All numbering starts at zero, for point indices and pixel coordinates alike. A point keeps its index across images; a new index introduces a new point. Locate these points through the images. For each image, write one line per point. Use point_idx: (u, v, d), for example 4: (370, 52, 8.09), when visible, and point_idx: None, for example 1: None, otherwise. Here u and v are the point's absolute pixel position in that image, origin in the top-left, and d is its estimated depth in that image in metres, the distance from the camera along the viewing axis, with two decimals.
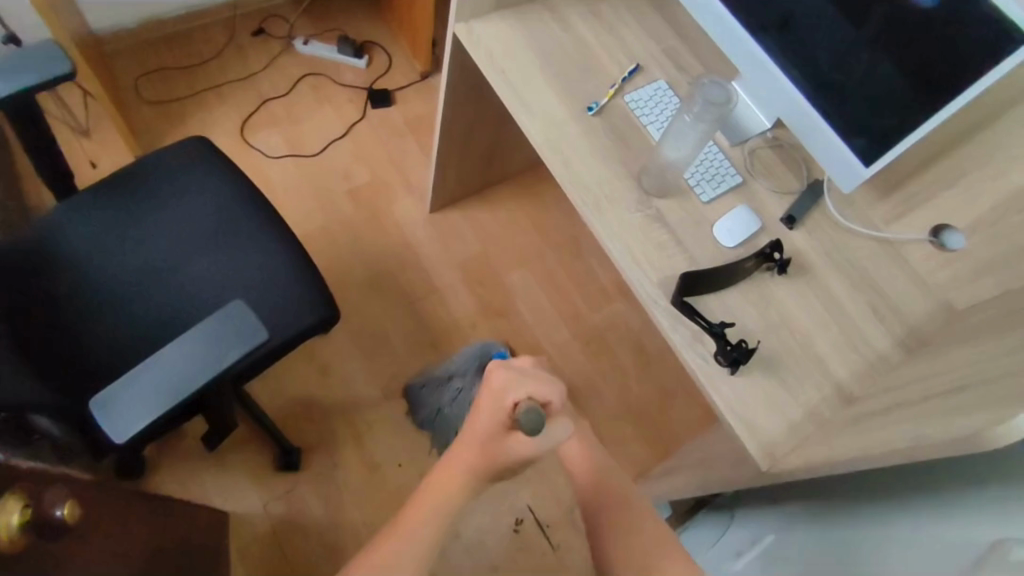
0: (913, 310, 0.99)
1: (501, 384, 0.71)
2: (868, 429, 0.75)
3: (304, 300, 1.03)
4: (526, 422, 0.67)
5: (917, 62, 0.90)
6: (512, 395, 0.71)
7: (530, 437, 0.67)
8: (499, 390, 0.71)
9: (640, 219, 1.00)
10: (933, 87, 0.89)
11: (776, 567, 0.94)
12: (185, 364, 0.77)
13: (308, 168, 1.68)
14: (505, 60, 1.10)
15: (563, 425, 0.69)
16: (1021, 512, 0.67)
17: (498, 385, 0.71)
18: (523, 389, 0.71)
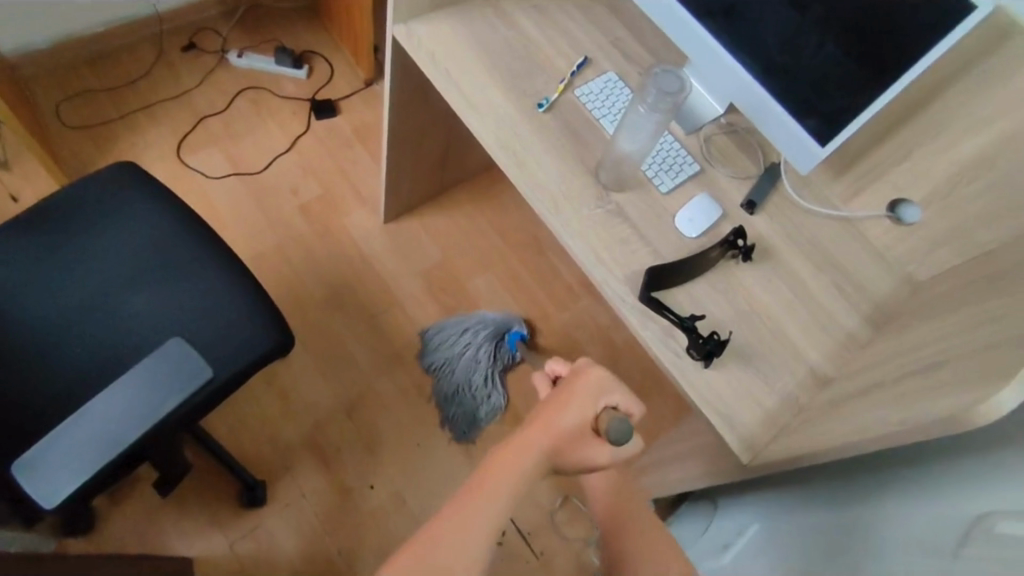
0: (877, 287, 0.99)
1: (600, 383, 0.68)
2: (845, 413, 0.74)
3: (255, 327, 0.97)
4: (618, 431, 0.64)
5: (864, 41, 0.90)
6: (603, 401, 0.68)
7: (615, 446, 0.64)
8: (594, 391, 0.67)
9: (600, 216, 0.97)
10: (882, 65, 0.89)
11: (763, 557, 0.93)
12: (124, 411, 0.71)
13: (253, 186, 1.60)
14: (449, 61, 1.06)
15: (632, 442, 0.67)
16: (999, 484, 0.67)
17: (594, 384, 0.68)
18: (617, 395, 0.68)
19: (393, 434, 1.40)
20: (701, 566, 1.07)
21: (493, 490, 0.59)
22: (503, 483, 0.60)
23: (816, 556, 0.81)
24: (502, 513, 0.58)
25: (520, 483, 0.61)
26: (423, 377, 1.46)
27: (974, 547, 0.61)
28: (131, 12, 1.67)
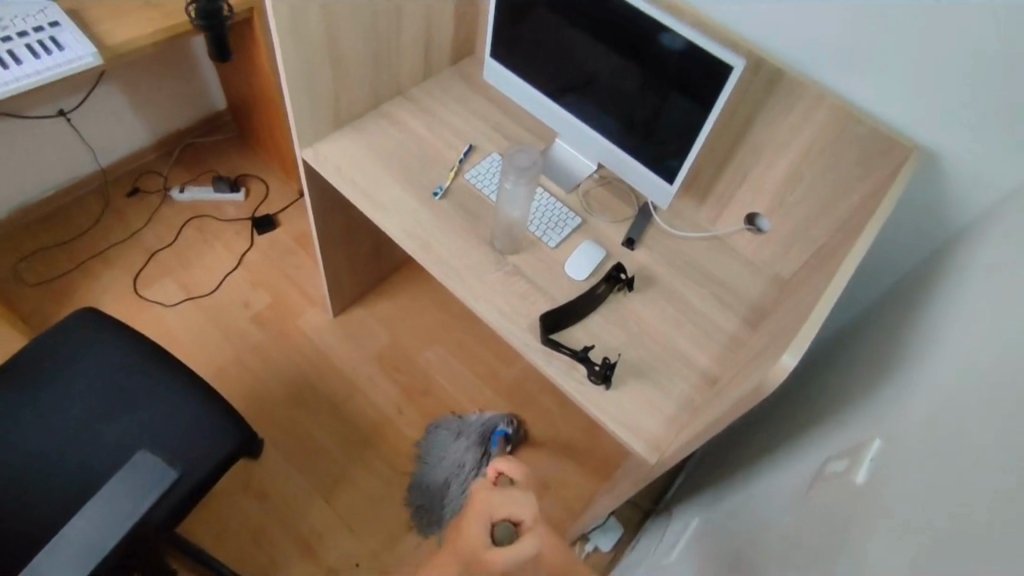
0: (747, 290, 1.15)
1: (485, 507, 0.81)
2: (719, 404, 0.89)
3: (218, 428, 1.10)
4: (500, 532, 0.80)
5: (685, 93, 1.03)
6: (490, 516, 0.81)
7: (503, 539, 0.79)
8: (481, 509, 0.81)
9: (500, 277, 1.12)
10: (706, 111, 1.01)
11: (696, 545, 1.05)
12: (100, 526, 0.82)
13: (208, 306, 1.73)
14: (353, 170, 1.22)
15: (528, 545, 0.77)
16: (838, 438, 0.82)
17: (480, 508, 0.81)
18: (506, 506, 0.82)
19: (369, 510, 1.49)
20: (653, 566, 1.19)
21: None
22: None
23: (729, 536, 0.93)
24: None
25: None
26: (390, 451, 1.57)
27: (815, 487, 0.75)
28: (76, 171, 1.84)
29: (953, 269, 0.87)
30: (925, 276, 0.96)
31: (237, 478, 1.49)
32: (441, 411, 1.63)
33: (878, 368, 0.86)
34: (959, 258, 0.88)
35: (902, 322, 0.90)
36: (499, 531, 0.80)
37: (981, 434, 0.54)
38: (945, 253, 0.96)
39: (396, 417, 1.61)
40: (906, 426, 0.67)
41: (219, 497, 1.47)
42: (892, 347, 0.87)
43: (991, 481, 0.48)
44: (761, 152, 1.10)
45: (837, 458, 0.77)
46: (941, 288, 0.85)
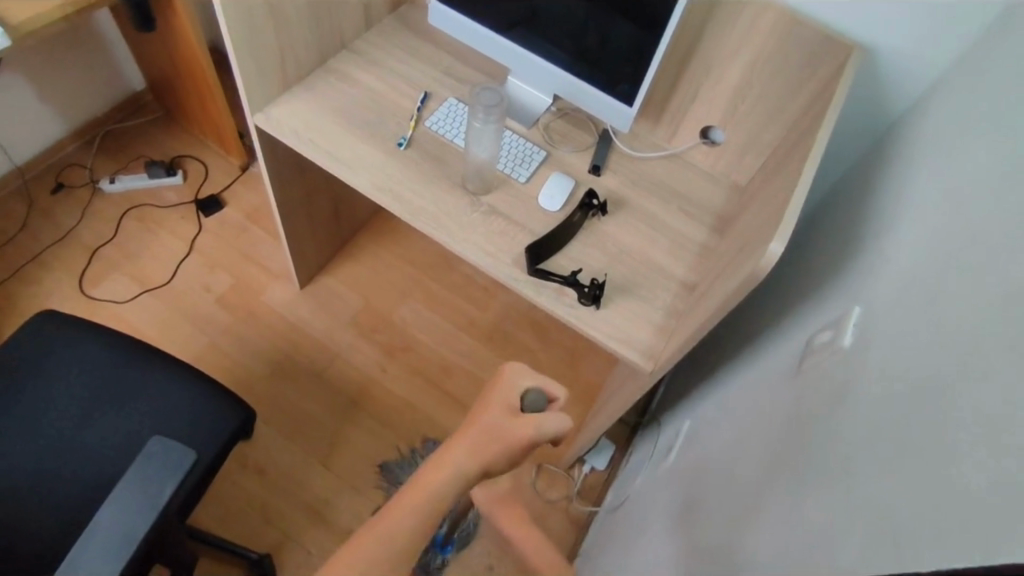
0: (710, 201, 1.21)
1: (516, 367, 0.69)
2: (705, 303, 0.96)
3: (219, 411, 1.08)
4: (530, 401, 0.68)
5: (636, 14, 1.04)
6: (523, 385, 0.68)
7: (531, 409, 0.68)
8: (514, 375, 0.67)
9: (477, 217, 1.14)
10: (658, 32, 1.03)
11: (694, 438, 1.14)
12: (127, 512, 0.82)
13: (166, 297, 1.67)
14: (310, 131, 1.19)
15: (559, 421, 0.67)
16: (817, 314, 0.90)
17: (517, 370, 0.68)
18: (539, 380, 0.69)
19: (371, 470, 1.51)
20: (655, 469, 1.27)
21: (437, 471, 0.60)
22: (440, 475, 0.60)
23: (725, 423, 1.02)
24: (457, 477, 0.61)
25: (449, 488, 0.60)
26: (382, 412, 1.58)
27: (805, 362, 0.84)
28: None
29: (898, 153, 0.96)
30: (872, 163, 1.05)
31: (232, 464, 1.47)
32: (426, 365, 1.65)
33: (842, 251, 0.95)
34: (902, 142, 0.97)
35: (858, 206, 0.98)
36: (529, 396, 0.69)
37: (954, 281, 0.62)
38: (887, 141, 1.05)
39: (382, 377, 1.62)
40: (881, 292, 0.75)
41: (217, 487, 1.44)
42: (852, 230, 0.95)
43: (974, 314, 0.56)
44: (711, 66, 1.14)
45: (821, 331, 0.85)
46: (890, 171, 0.94)
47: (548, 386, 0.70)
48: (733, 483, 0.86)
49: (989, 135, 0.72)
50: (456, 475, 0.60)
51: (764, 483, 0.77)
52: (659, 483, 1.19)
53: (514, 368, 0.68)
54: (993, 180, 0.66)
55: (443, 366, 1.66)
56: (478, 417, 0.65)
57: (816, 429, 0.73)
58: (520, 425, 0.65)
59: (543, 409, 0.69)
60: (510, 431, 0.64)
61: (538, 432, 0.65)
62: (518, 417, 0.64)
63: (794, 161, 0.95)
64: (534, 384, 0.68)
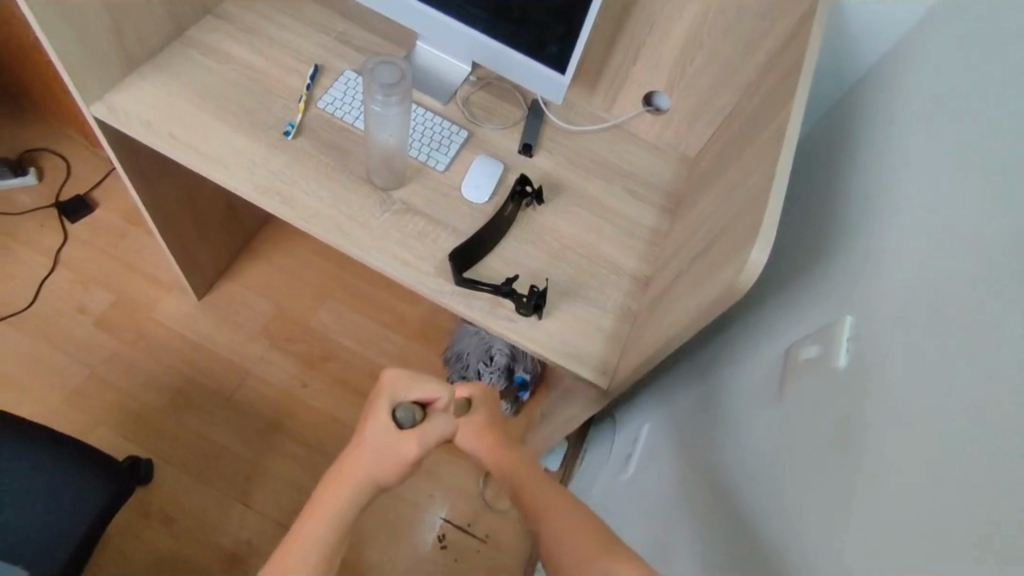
0: (657, 179, 1.07)
1: (392, 383, 0.69)
2: (663, 312, 0.82)
3: (88, 485, 0.92)
4: (404, 416, 0.68)
5: None
6: (399, 398, 0.69)
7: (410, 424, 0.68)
8: (390, 389, 0.69)
9: (390, 218, 0.94)
10: None
11: (656, 452, 1.01)
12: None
13: (30, 324, 1.40)
14: (169, 122, 0.94)
15: (440, 427, 0.69)
16: (794, 320, 0.78)
17: (388, 385, 0.69)
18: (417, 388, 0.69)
19: (297, 501, 1.33)
20: (614, 481, 1.15)
21: (317, 516, 0.59)
22: (324, 512, 0.59)
23: (693, 441, 0.89)
24: (339, 511, 0.60)
25: (333, 519, 0.59)
26: (306, 434, 1.39)
27: (787, 382, 0.71)
28: None
29: (872, 119, 0.82)
30: (839, 131, 0.91)
31: (129, 517, 1.27)
32: (353, 375, 1.47)
33: (816, 241, 0.82)
34: (875, 105, 0.83)
35: (830, 183, 0.85)
36: (405, 412, 0.68)
37: (978, 289, 0.49)
38: (852, 104, 0.92)
39: (304, 394, 1.43)
40: (873, 303, 0.63)
41: (110, 550, 1.24)
42: (827, 215, 0.82)
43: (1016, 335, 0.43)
44: (654, 21, 0.97)
45: (802, 344, 0.73)
46: (866, 141, 0.81)
47: (423, 395, 0.69)
48: (710, 526, 0.73)
49: (991, 94, 0.59)
50: (338, 505, 0.60)
51: (752, 537, 0.64)
52: (621, 498, 1.07)
53: (393, 382, 0.69)
54: (1005, 153, 0.53)
55: (373, 374, 1.47)
56: (358, 445, 0.65)
57: (812, 473, 0.60)
58: (396, 444, 0.66)
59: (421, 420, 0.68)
60: (393, 448, 0.65)
61: (418, 448, 0.66)
62: (395, 438, 0.65)
63: (759, 138, 0.80)
64: (406, 400, 0.68)
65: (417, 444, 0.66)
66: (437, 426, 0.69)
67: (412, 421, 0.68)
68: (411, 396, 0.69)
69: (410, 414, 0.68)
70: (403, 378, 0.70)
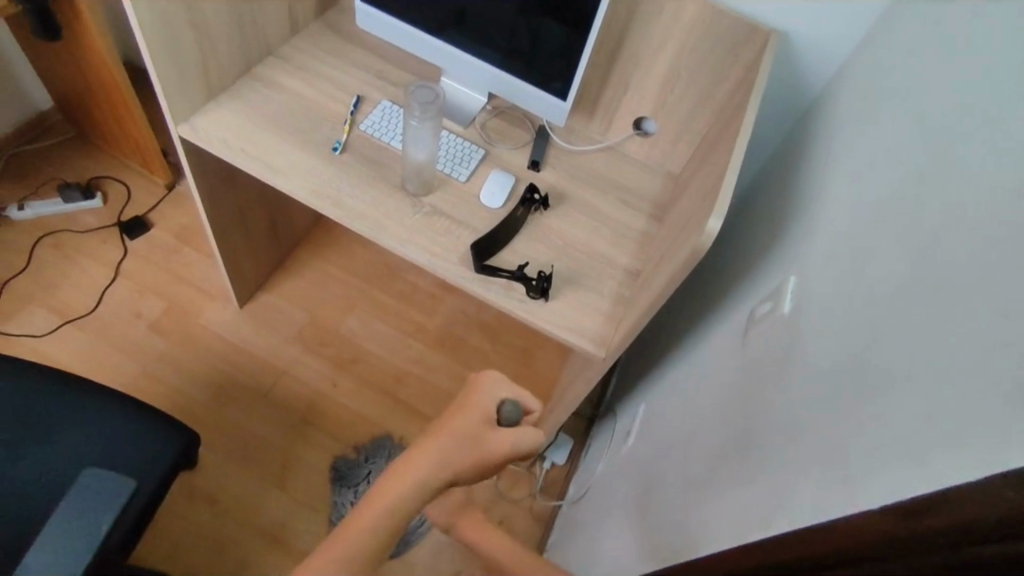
0: (647, 190, 1.24)
1: (499, 380, 0.71)
2: (651, 286, 0.98)
3: (158, 442, 1.01)
4: (507, 413, 0.72)
5: (570, 11, 1.06)
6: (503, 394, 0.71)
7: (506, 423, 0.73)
8: (496, 385, 0.71)
9: (421, 218, 1.12)
10: (588, 29, 1.06)
11: (648, 422, 1.16)
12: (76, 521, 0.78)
13: (93, 328, 1.57)
14: (239, 139, 1.14)
15: (533, 436, 0.73)
16: (757, 288, 0.94)
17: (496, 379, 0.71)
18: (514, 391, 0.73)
19: (327, 488, 1.46)
20: (614, 457, 1.28)
21: (398, 489, 0.58)
22: (405, 488, 0.58)
23: (678, 402, 1.04)
24: (420, 496, 0.59)
25: (408, 506, 0.58)
26: (334, 427, 1.53)
27: (749, 333, 0.87)
28: None
29: (819, 131, 1.01)
30: (796, 143, 1.09)
31: (175, 497, 1.39)
32: (377, 376, 1.61)
33: (773, 227, 0.99)
34: (823, 120, 1.02)
35: (786, 183, 1.03)
36: (507, 410, 0.73)
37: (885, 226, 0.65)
38: (807, 122, 1.10)
39: (333, 392, 1.58)
40: (814, 259, 0.79)
41: (157, 527, 1.36)
42: (783, 207, 0.99)
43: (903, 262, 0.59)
44: (640, 58, 1.17)
45: (761, 303, 0.88)
46: (814, 148, 0.99)
47: (522, 401, 0.74)
48: (689, 458, 0.88)
49: (901, 99, 0.77)
50: (419, 493, 0.59)
51: (718, 453, 0.79)
52: (619, 468, 1.20)
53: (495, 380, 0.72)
54: (905, 146, 0.70)
55: (395, 375, 1.62)
56: (456, 420, 0.66)
57: (765, 394, 0.75)
58: (496, 438, 0.67)
59: (518, 423, 0.73)
60: (491, 440, 0.67)
61: (512, 446, 0.69)
62: (495, 430, 0.67)
63: (724, 144, 0.98)
64: (509, 398, 0.72)
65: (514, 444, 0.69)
66: (531, 435, 0.72)
67: (510, 422, 0.73)
68: (512, 397, 0.73)
69: (510, 413, 0.73)
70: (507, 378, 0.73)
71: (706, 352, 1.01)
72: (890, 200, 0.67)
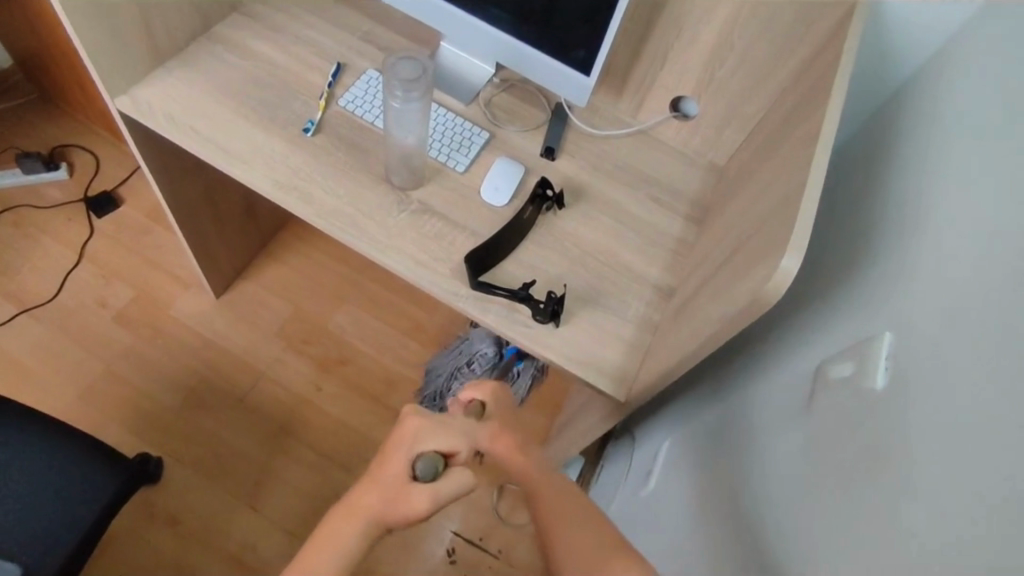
0: (683, 187, 1.03)
1: (409, 431, 0.63)
2: (686, 320, 0.78)
3: (69, 512, 0.89)
4: (422, 470, 0.62)
5: None
6: (415, 447, 0.63)
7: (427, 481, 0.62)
8: (401, 441, 0.63)
9: (407, 218, 0.92)
10: None
11: (675, 470, 0.97)
12: None
13: (53, 318, 1.42)
14: (190, 116, 0.94)
15: (462, 482, 0.62)
16: (827, 333, 0.74)
17: (408, 431, 0.63)
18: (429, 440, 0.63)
19: (305, 508, 1.31)
20: (632, 500, 1.10)
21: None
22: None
23: (713, 463, 0.85)
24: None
25: None
26: (317, 439, 1.37)
27: (818, 398, 0.67)
28: None
29: (914, 126, 0.78)
30: (879, 137, 0.86)
31: (137, 515, 1.26)
32: (366, 380, 1.44)
33: (853, 251, 0.77)
34: (916, 112, 0.79)
35: (867, 191, 0.80)
36: (421, 464, 0.62)
37: None
38: (894, 110, 0.86)
39: (317, 398, 1.41)
40: (916, 312, 0.59)
41: (115, 549, 1.24)
42: (863, 226, 0.78)
43: None
44: (683, 25, 0.94)
45: (834, 359, 0.68)
46: (907, 148, 0.76)
47: (441, 445, 0.64)
48: (736, 555, 0.69)
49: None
50: None
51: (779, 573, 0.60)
52: (639, 519, 1.02)
53: (410, 427, 0.63)
54: None
55: (387, 379, 1.45)
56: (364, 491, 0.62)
57: (849, 504, 0.56)
58: (402, 504, 0.61)
59: (442, 471, 0.62)
60: (395, 510, 0.61)
61: (424, 509, 0.60)
62: (396, 500, 0.60)
63: (793, 140, 0.76)
64: (422, 450, 0.62)
65: (429, 506, 0.60)
66: (458, 483, 0.62)
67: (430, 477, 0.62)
68: (428, 444, 0.63)
69: (429, 466, 0.62)
70: (421, 425, 0.64)
71: (755, 406, 0.81)
72: None
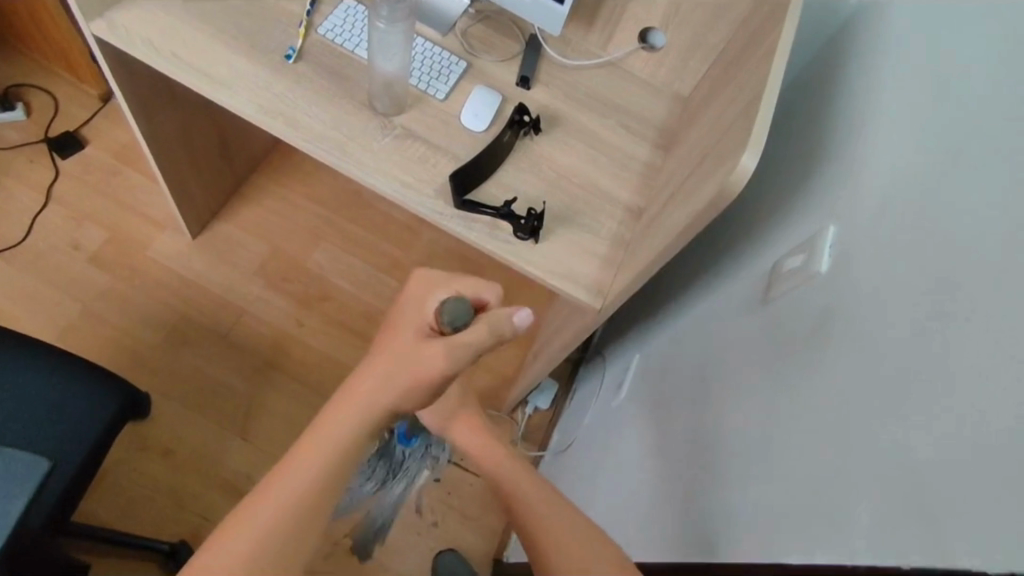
0: (653, 115, 1.08)
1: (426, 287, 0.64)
2: (655, 230, 0.85)
3: (75, 430, 0.93)
4: (448, 313, 0.61)
5: None
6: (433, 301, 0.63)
7: (450, 326, 0.61)
8: (421, 295, 0.63)
9: (391, 143, 0.96)
10: None
11: (643, 376, 1.07)
12: None
13: (25, 259, 1.41)
14: (168, 41, 0.94)
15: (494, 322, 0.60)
16: (779, 235, 0.82)
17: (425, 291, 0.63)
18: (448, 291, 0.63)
19: (294, 436, 1.37)
20: (605, 409, 1.19)
21: (305, 458, 0.57)
22: (311, 458, 0.57)
23: (678, 365, 0.94)
24: (331, 457, 0.57)
25: (328, 459, 0.57)
26: (302, 373, 1.42)
27: (771, 289, 0.76)
28: None
29: (861, 52, 0.85)
30: (828, 63, 0.94)
31: (128, 446, 1.30)
32: (346, 316, 1.48)
33: (803, 166, 0.85)
34: (864, 39, 0.86)
35: (817, 111, 0.88)
36: (449, 310, 0.61)
37: (959, 182, 0.54)
38: (843, 39, 0.93)
39: (299, 332, 1.45)
40: (855, 209, 0.68)
41: (108, 480, 1.28)
42: (814, 142, 0.85)
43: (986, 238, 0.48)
44: None
45: (786, 256, 0.77)
46: (855, 72, 0.83)
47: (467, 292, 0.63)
48: (703, 429, 0.78)
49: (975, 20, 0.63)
50: (333, 441, 0.58)
51: (735, 440, 0.70)
52: (609, 424, 1.12)
53: (427, 284, 0.64)
54: (980, 80, 0.58)
55: (367, 314, 1.49)
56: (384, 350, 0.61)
57: (798, 366, 0.65)
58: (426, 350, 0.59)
59: (466, 318, 0.61)
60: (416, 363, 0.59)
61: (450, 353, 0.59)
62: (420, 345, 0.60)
63: (754, 60, 0.82)
64: (448, 297, 0.62)
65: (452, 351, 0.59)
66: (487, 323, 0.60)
67: (454, 324, 0.61)
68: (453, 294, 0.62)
69: (453, 311, 0.61)
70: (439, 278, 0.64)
71: (716, 308, 0.90)
72: (964, 152, 0.55)
